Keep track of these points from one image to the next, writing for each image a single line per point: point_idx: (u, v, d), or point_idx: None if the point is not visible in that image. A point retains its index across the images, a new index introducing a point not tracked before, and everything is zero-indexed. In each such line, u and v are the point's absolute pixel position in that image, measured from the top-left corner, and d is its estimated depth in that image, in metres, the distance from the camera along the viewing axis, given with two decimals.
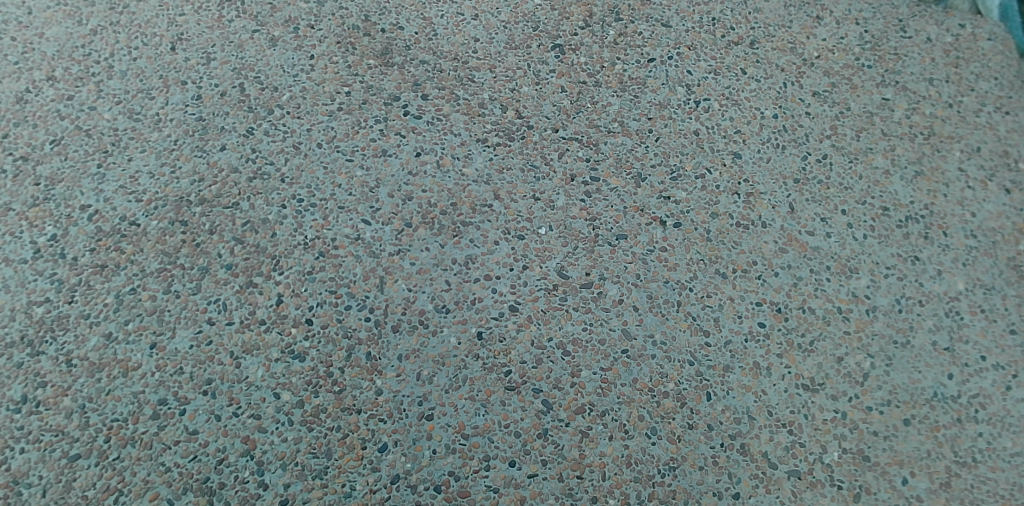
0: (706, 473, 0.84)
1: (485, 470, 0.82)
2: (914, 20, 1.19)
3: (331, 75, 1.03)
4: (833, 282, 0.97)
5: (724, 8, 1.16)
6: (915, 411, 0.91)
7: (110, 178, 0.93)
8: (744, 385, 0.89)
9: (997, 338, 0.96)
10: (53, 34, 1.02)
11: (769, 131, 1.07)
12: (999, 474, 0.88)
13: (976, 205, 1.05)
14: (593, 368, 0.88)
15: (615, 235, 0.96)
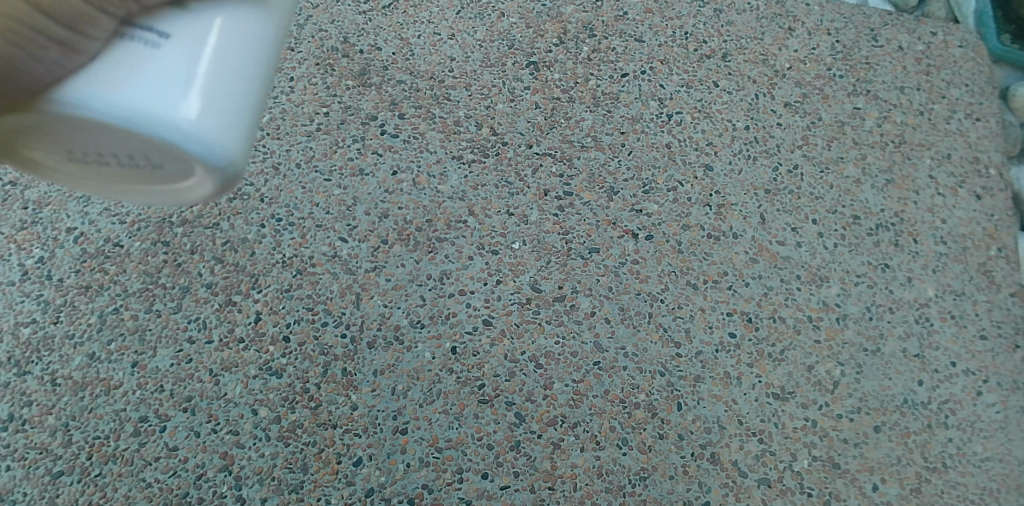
0: (677, 482, 0.86)
1: (458, 482, 0.84)
2: (886, 30, 1.21)
3: (310, 97, 1.05)
4: (803, 291, 0.98)
5: (697, 22, 1.18)
6: (885, 418, 0.92)
7: (95, 201, 0.96)
8: (714, 394, 0.91)
9: (967, 343, 0.98)
10: None
11: (740, 142, 1.08)
12: (969, 479, 0.90)
13: (946, 212, 1.07)
14: (565, 380, 0.90)
15: (587, 249, 0.98)
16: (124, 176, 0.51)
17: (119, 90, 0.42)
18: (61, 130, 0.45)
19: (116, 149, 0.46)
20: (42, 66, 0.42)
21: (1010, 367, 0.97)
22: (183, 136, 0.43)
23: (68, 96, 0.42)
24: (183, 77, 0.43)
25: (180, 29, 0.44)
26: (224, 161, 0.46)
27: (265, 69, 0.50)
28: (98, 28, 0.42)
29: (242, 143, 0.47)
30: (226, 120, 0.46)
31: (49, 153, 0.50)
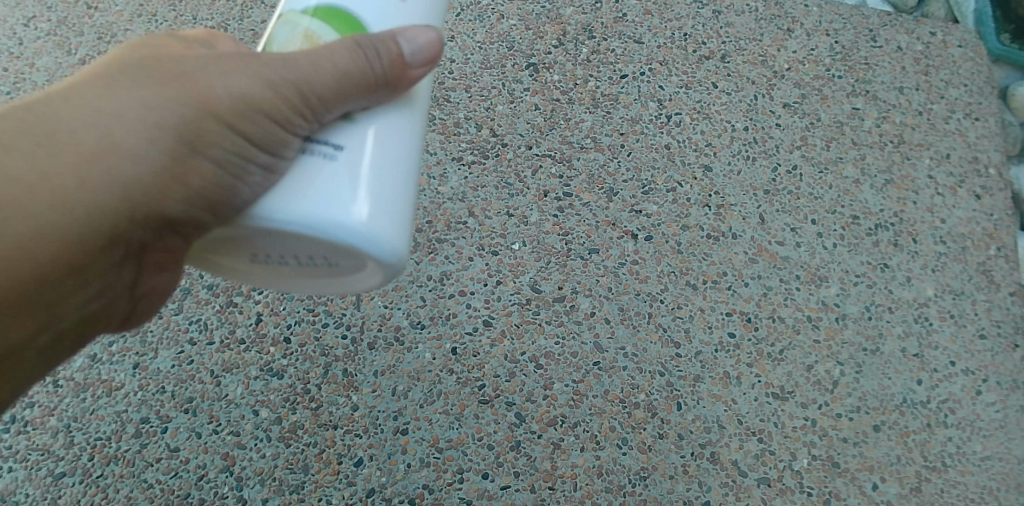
0: (677, 482, 0.86)
1: (458, 483, 0.84)
2: (885, 30, 1.21)
3: None
4: (803, 291, 0.99)
5: (696, 24, 1.18)
6: (884, 417, 0.92)
7: None
8: (714, 394, 0.91)
9: (966, 342, 0.98)
10: (43, 64, 1.06)
11: (739, 143, 1.09)
12: (969, 478, 0.90)
13: (945, 211, 1.07)
14: (565, 380, 0.90)
15: (587, 249, 0.99)
16: (302, 270, 0.60)
17: (304, 200, 0.50)
18: (254, 239, 0.54)
19: (299, 250, 0.55)
20: (246, 185, 0.50)
21: (1010, 366, 0.97)
22: (356, 232, 0.51)
23: (264, 211, 0.50)
24: (352, 180, 0.51)
25: (349, 141, 0.52)
26: (388, 253, 0.54)
27: (414, 163, 0.57)
28: (286, 147, 0.51)
29: (401, 236, 0.55)
30: (387, 218, 0.53)
31: (233, 253, 0.59)
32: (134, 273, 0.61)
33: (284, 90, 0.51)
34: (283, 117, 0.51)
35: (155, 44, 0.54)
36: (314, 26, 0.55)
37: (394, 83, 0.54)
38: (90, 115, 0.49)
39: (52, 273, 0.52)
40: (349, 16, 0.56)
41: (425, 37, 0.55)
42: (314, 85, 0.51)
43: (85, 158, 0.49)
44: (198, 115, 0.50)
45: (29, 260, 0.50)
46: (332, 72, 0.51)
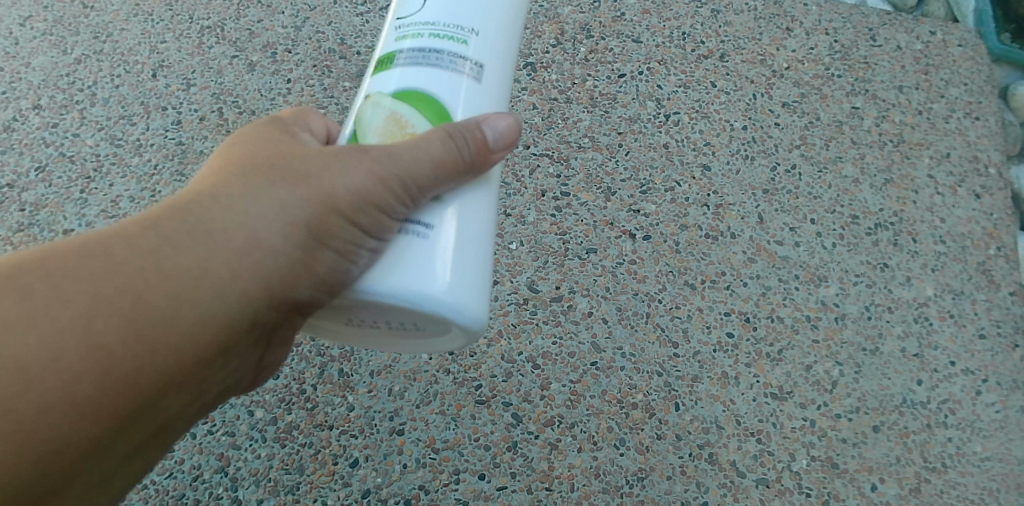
0: (674, 483, 0.86)
1: (454, 483, 0.84)
2: (884, 29, 1.21)
3: (307, 98, 1.05)
4: (802, 291, 0.98)
5: (694, 23, 1.18)
6: (884, 418, 0.92)
7: (92, 203, 0.96)
8: (712, 395, 0.91)
9: (966, 343, 0.97)
10: (39, 64, 1.06)
11: (738, 142, 1.08)
12: (969, 479, 0.89)
13: (945, 211, 1.06)
14: (562, 380, 0.90)
15: (585, 249, 0.98)
16: (390, 335, 0.65)
17: (401, 278, 0.55)
18: (352, 311, 0.59)
19: (390, 319, 0.59)
20: (354, 267, 0.55)
21: (1010, 367, 0.97)
22: (447, 306, 0.55)
23: (365, 289, 0.55)
24: (442, 257, 0.56)
25: (436, 219, 0.57)
26: (471, 322, 0.58)
27: (493, 235, 0.62)
28: (387, 230, 0.56)
29: (481, 305, 0.58)
30: (468, 290, 0.57)
31: (328, 323, 0.64)
32: (256, 359, 0.64)
33: (389, 183, 0.55)
34: (389, 207, 0.55)
35: (275, 142, 0.58)
36: (401, 110, 0.60)
37: (481, 167, 0.58)
38: (236, 214, 0.53)
39: (206, 357, 0.54)
40: (432, 100, 0.60)
41: (507, 122, 0.59)
42: (415, 177, 0.55)
43: (237, 251, 0.53)
44: (326, 207, 0.55)
45: (192, 345, 0.53)
46: (429, 163, 0.55)
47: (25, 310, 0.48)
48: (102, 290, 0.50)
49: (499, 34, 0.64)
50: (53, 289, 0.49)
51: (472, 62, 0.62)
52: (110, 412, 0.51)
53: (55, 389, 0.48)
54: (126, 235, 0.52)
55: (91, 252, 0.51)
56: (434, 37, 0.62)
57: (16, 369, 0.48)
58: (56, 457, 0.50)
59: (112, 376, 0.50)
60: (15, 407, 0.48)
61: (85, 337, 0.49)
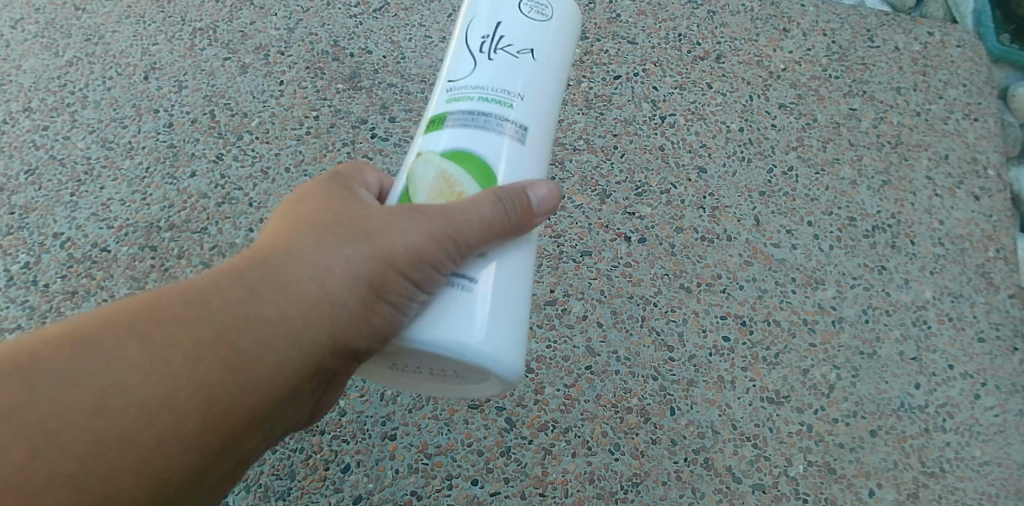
0: (670, 488, 0.85)
1: (447, 489, 0.83)
2: (882, 30, 1.20)
3: (300, 100, 1.05)
4: (798, 294, 0.97)
5: (690, 24, 1.17)
6: (882, 422, 0.91)
7: (83, 206, 0.95)
8: (708, 399, 0.90)
9: (965, 346, 0.96)
10: (30, 66, 1.05)
11: (735, 144, 1.07)
12: (968, 484, 0.88)
13: (944, 213, 1.05)
14: (557, 384, 0.89)
15: (580, 252, 0.97)
16: (430, 379, 0.67)
17: (445, 328, 0.58)
18: (397, 354, 0.61)
19: (432, 364, 0.62)
20: (407, 318, 0.58)
21: (1009, 370, 0.96)
22: (485, 356, 0.58)
23: (412, 338, 0.58)
24: (482, 310, 0.59)
25: (478, 272, 0.60)
26: (507, 373, 0.60)
27: (529, 288, 0.65)
28: (437, 285, 0.59)
29: (518, 357, 0.61)
30: (506, 342, 0.60)
31: (374, 369, 0.67)
32: (313, 405, 0.65)
33: (444, 241, 0.58)
34: (441, 263, 0.58)
35: (340, 198, 0.60)
36: (450, 169, 0.63)
37: (524, 227, 0.61)
38: (315, 263, 0.55)
39: (287, 398, 0.56)
40: (479, 161, 0.63)
41: (549, 188, 0.63)
42: (466, 236, 0.58)
43: (318, 298, 0.55)
44: (390, 259, 0.56)
45: (279, 385, 0.54)
46: (479, 224, 0.58)
47: (136, 353, 0.50)
48: (205, 333, 0.51)
49: (541, 100, 0.68)
50: (161, 332, 0.51)
51: (517, 125, 0.65)
52: (209, 449, 0.52)
53: (168, 427, 0.50)
54: (219, 282, 0.54)
55: (188, 297, 0.53)
56: (483, 100, 0.65)
57: (133, 409, 0.49)
58: (162, 485, 0.50)
59: (211, 411, 0.51)
60: (133, 445, 0.49)
61: (193, 378, 0.50)
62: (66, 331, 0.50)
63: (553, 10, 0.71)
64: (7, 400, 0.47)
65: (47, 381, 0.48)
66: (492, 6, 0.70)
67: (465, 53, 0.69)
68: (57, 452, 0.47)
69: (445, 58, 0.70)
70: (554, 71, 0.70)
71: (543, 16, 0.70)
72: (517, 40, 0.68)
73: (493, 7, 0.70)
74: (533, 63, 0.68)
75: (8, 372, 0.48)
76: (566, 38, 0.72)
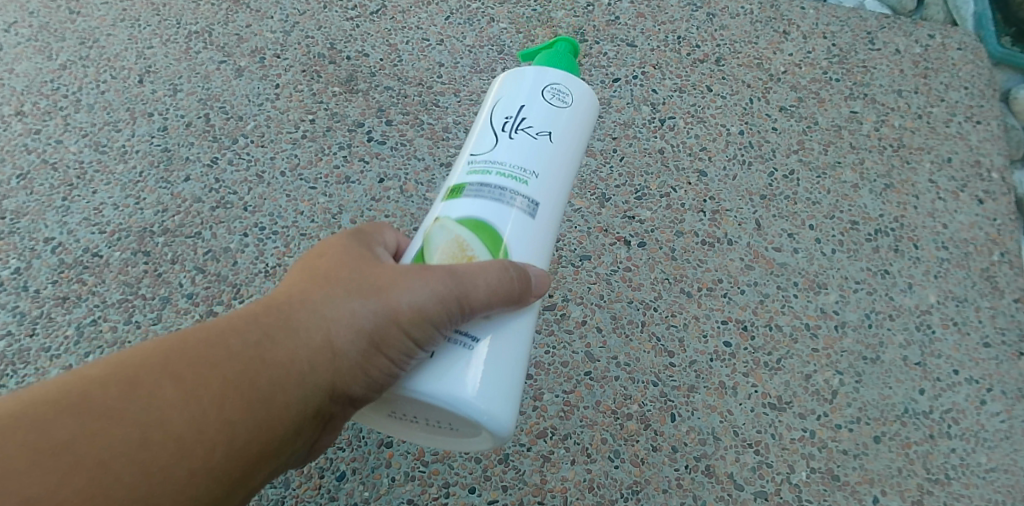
0: (671, 496, 0.83)
1: (444, 497, 0.82)
2: (883, 32, 1.19)
3: (296, 104, 1.04)
4: (801, 298, 0.96)
5: (690, 27, 1.16)
6: (886, 428, 0.89)
7: (75, 210, 0.94)
8: (709, 405, 0.88)
9: (970, 351, 0.95)
10: (23, 70, 1.04)
11: (735, 147, 1.06)
12: (973, 491, 0.87)
13: (947, 216, 1.04)
14: (555, 390, 0.88)
15: (578, 256, 0.96)
16: (428, 433, 0.67)
17: (443, 382, 0.60)
18: (399, 403, 0.63)
19: (430, 414, 0.63)
20: (406, 369, 0.60)
21: (1015, 375, 0.94)
22: (477, 412, 0.60)
23: (411, 388, 0.60)
24: (480, 366, 0.61)
25: (479, 329, 0.63)
26: (499, 430, 0.61)
27: (528, 352, 0.67)
28: (441, 341, 0.61)
29: (511, 415, 0.62)
30: (501, 399, 0.61)
31: (372, 418, 0.68)
32: (312, 446, 0.64)
33: (452, 297, 0.59)
34: (446, 321, 0.60)
35: (353, 249, 0.63)
36: (464, 234, 0.65)
37: (526, 300, 0.63)
38: (328, 310, 0.57)
39: (299, 434, 0.57)
40: (491, 231, 0.66)
41: (542, 275, 0.66)
42: (472, 298, 0.60)
43: (329, 343, 0.57)
44: (397, 309, 0.58)
45: (292, 422, 0.56)
46: (486, 291, 0.60)
47: (170, 392, 0.52)
48: (229, 375, 0.53)
49: (557, 179, 0.71)
50: (191, 373, 0.53)
51: (530, 200, 0.68)
52: (232, 481, 0.54)
53: (197, 458, 0.52)
54: (241, 326, 0.56)
55: (212, 341, 0.54)
56: (500, 175, 0.68)
57: (168, 443, 0.51)
58: None
59: (234, 445, 0.53)
60: (167, 476, 0.51)
61: (219, 414, 0.53)
62: (106, 371, 0.53)
63: (575, 95, 0.74)
64: (61, 435, 0.50)
65: (92, 417, 0.51)
66: (516, 89, 0.73)
67: (487, 129, 0.72)
68: (103, 482, 0.49)
69: (470, 134, 0.73)
70: (571, 153, 0.73)
71: (564, 102, 0.73)
72: (537, 122, 0.71)
73: (518, 90, 0.73)
74: (551, 144, 0.71)
75: (61, 409, 0.51)
76: (586, 122, 0.75)
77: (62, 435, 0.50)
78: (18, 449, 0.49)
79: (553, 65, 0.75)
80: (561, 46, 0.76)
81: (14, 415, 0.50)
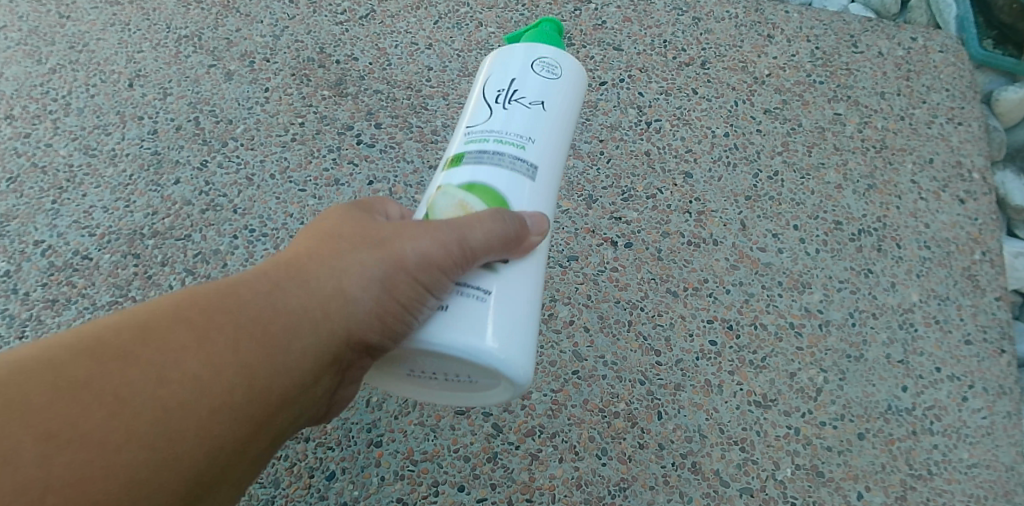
0: (657, 493, 0.84)
1: (433, 496, 0.83)
2: (866, 36, 1.21)
3: (285, 107, 1.05)
4: (785, 297, 0.97)
5: (676, 31, 1.18)
6: (869, 425, 0.91)
7: (64, 213, 0.95)
8: (695, 403, 0.89)
9: (952, 349, 0.97)
10: (12, 74, 1.05)
11: (720, 149, 1.08)
12: (955, 487, 0.88)
13: (929, 216, 1.06)
14: (543, 389, 0.89)
15: (566, 257, 0.97)
16: (445, 388, 0.68)
17: (455, 333, 0.60)
18: (415, 358, 0.64)
19: (448, 368, 0.64)
20: (419, 320, 0.60)
21: (996, 372, 0.96)
22: (495, 358, 0.61)
23: (425, 342, 0.60)
24: (491, 316, 0.62)
25: (488, 281, 0.64)
26: (518, 377, 0.62)
27: (537, 302, 0.68)
28: (449, 291, 0.61)
29: (528, 363, 0.63)
30: (516, 347, 0.62)
31: (387, 380, 0.69)
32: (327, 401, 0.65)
33: (453, 246, 0.60)
34: (451, 269, 0.60)
35: (357, 212, 0.64)
36: (467, 198, 0.66)
37: (524, 241, 0.64)
38: (338, 261, 0.58)
39: (316, 380, 0.58)
40: (493, 194, 0.67)
41: (539, 217, 0.66)
42: (472, 242, 0.60)
43: (341, 291, 0.57)
44: (405, 258, 0.59)
45: (308, 369, 0.56)
46: (487, 237, 0.61)
47: (186, 335, 0.52)
48: (242, 320, 0.54)
49: (553, 145, 0.72)
50: (206, 317, 0.53)
51: (529, 165, 0.69)
52: (254, 421, 0.54)
53: (218, 397, 0.52)
54: (253, 278, 0.56)
55: (227, 289, 0.55)
56: (498, 142, 0.69)
57: (188, 381, 0.51)
58: (216, 451, 0.52)
59: (252, 385, 0.53)
60: (190, 414, 0.51)
61: (235, 358, 0.53)
62: (122, 319, 0.53)
63: (563, 68, 0.75)
64: (81, 375, 0.50)
65: (109, 359, 0.51)
66: (506, 64, 0.74)
67: (483, 101, 0.73)
68: (126, 417, 0.49)
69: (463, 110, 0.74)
70: (564, 120, 0.74)
71: (554, 74, 0.74)
72: (529, 93, 0.72)
73: (507, 66, 0.74)
74: (544, 113, 0.72)
75: (79, 351, 0.51)
76: (575, 91, 0.76)
77: (78, 374, 0.50)
78: (41, 387, 0.49)
79: (541, 42, 0.76)
80: (546, 25, 0.77)
81: (34, 359, 0.51)
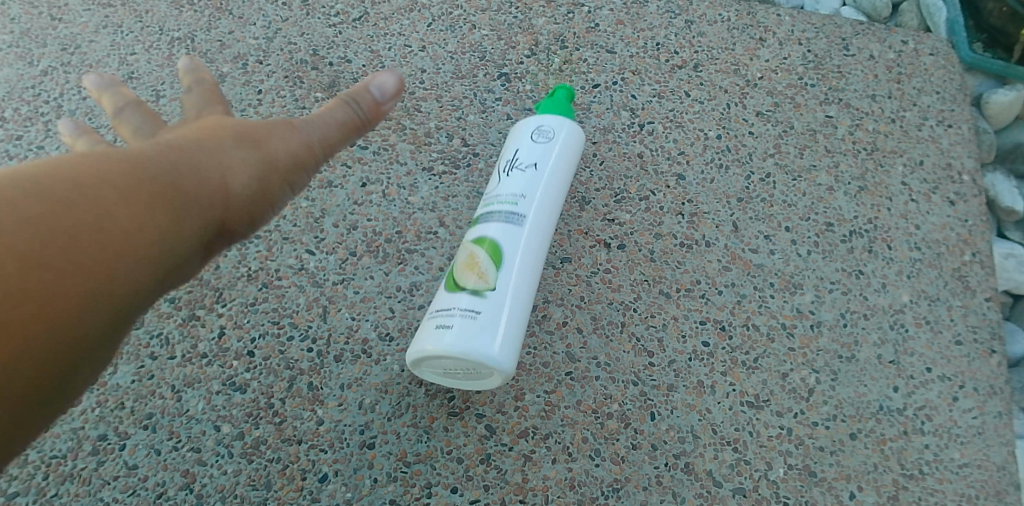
0: (650, 493, 0.85)
1: (426, 497, 0.82)
2: (857, 39, 1.22)
3: (278, 109, 1.05)
4: (777, 298, 0.98)
5: (668, 33, 1.18)
6: (861, 425, 0.91)
7: None
8: (688, 403, 0.90)
9: (942, 349, 0.97)
10: (4, 76, 1.05)
11: (713, 151, 1.08)
12: (946, 486, 0.89)
13: (920, 218, 1.06)
14: (536, 390, 0.89)
15: (559, 258, 0.97)
16: (451, 377, 0.83)
17: (458, 341, 0.78)
18: (428, 358, 0.80)
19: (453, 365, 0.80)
20: (305, 170, 0.77)
21: (987, 372, 0.97)
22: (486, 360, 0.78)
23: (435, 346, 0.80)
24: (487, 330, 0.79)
25: (477, 304, 0.80)
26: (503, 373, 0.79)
27: (524, 313, 0.83)
28: (301, 183, 0.77)
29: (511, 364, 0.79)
30: (504, 353, 0.78)
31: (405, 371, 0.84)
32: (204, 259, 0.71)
33: (313, 144, 0.76)
34: (313, 163, 0.77)
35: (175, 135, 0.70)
36: (475, 245, 0.85)
37: (367, 124, 0.80)
38: (217, 157, 0.69)
39: (203, 235, 0.66)
40: (497, 247, 0.84)
41: (394, 80, 0.81)
42: (333, 138, 0.78)
43: (223, 182, 0.68)
44: (274, 156, 0.73)
45: (204, 222, 0.66)
46: (322, 134, 0.77)
47: (114, 197, 0.58)
48: (158, 197, 0.61)
49: (544, 197, 0.88)
50: (123, 184, 0.59)
51: (522, 216, 0.86)
52: (164, 272, 0.61)
53: (150, 247, 0.59)
54: (159, 157, 0.65)
55: (136, 168, 0.61)
56: (502, 202, 0.88)
57: (117, 229, 0.57)
58: (141, 286, 0.59)
59: (161, 242, 0.60)
60: (125, 251, 0.57)
61: (152, 233, 0.59)
62: (38, 175, 0.56)
63: (558, 134, 0.93)
64: (36, 215, 0.53)
65: (66, 211, 0.55)
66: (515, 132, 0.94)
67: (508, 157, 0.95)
68: (75, 255, 0.54)
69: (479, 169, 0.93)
70: (558, 176, 0.91)
71: (549, 138, 0.92)
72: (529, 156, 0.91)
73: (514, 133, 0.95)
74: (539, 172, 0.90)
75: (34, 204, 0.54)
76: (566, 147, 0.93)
77: (35, 217, 0.53)
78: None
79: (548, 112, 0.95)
80: (560, 93, 0.96)
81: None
